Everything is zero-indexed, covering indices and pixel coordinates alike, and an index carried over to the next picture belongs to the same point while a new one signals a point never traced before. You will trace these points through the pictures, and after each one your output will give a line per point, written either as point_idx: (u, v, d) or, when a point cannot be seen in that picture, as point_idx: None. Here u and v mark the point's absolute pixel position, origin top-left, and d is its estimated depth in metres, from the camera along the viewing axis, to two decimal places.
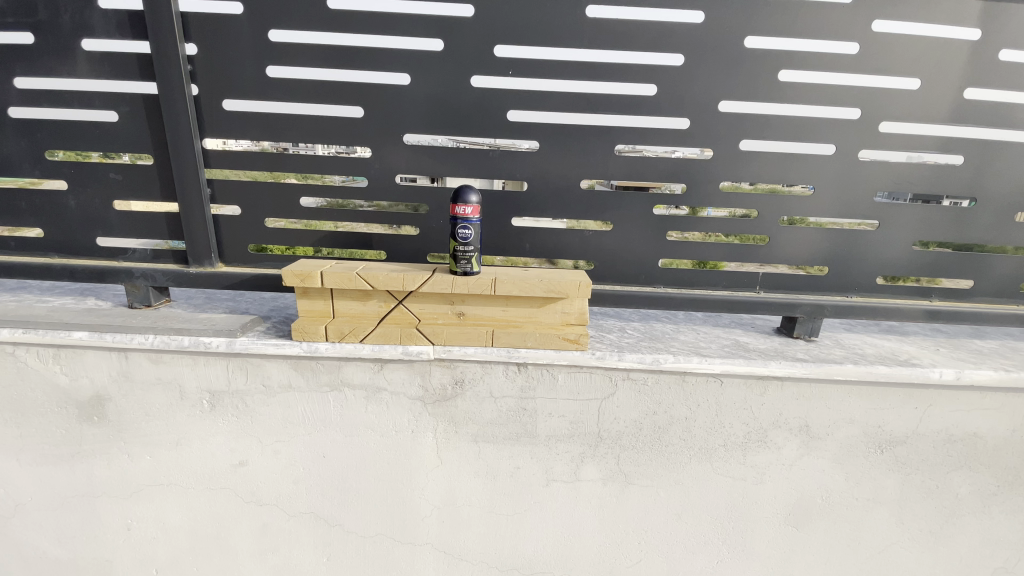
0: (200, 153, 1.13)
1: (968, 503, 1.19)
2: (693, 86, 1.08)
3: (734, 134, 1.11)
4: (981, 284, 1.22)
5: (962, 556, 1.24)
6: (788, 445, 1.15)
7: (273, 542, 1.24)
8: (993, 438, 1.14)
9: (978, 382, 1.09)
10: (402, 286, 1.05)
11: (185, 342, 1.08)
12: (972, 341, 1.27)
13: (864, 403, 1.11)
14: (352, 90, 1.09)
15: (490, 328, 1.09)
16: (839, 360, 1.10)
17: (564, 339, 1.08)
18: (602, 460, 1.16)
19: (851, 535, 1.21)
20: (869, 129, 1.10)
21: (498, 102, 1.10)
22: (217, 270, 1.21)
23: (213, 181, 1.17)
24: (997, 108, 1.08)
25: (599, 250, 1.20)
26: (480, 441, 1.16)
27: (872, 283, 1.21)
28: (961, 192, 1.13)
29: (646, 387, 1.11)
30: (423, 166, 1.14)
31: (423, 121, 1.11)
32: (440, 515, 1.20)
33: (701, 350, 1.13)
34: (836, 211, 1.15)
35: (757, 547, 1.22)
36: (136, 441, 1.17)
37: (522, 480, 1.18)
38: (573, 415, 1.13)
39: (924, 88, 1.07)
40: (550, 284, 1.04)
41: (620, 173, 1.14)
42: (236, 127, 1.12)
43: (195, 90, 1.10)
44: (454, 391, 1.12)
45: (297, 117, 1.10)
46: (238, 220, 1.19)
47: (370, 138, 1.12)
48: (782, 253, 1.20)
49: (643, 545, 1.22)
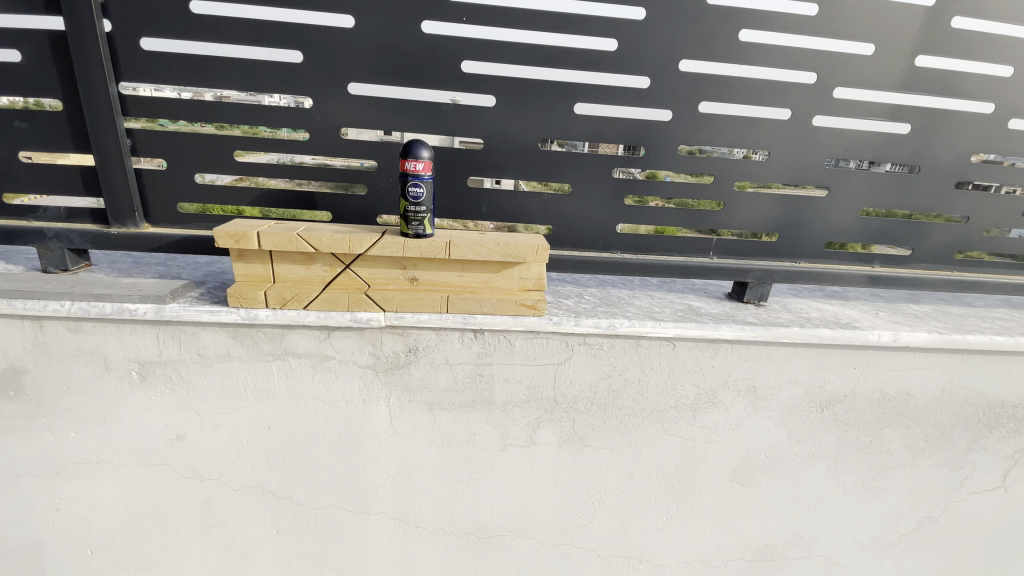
0: (116, 99, 1.01)
1: (897, 456, 1.28)
2: (655, 43, 1.04)
3: (695, 95, 1.08)
4: (920, 251, 1.27)
5: (889, 505, 1.33)
6: (736, 406, 1.18)
7: (218, 517, 1.19)
8: (922, 395, 1.22)
9: (913, 344, 1.14)
10: (349, 249, 0.99)
11: (107, 309, 0.98)
12: (908, 305, 1.34)
13: (808, 364, 1.15)
14: (291, 32, 0.99)
15: (445, 293, 1.05)
16: (786, 324, 1.13)
17: (521, 304, 1.05)
18: (557, 424, 1.16)
19: (791, 489, 1.28)
20: (824, 94, 1.10)
21: (452, 52, 1.03)
22: (143, 231, 1.11)
23: (133, 132, 1.05)
24: (943, 77, 1.10)
25: (556, 213, 1.17)
26: (435, 409, 1.13)
27: (821, 249, 1.24)
28: (907, 160, 1.16)
29: (601, 352, 1.11)
30: (371, 120, 1.06)
31: (370, 70, 1.03)
32: (395, 484, 1.18)
33: (655, 315, 1.13)
34: (791, 177, 1.16)
35: (704, 503, 1.27)
36: (59, 416, 1.07)
37: (478, 447, 1.17)
38: (529, 380, 1.12)
39: (879, 53, 1.08)
40: (507, 249, 1.01)
41: (579, 133, 1.10)
42: (159, 70, 1.00)
43: (107, 25, 0.98)
44: (407, 359, 1.09)
45: (230, 61, 1.00)
46: (165, 176, 1.09)
47: (312, 87, 1.03)
48: (737, 219, 1.20)
49: (597, 505, 1.25)
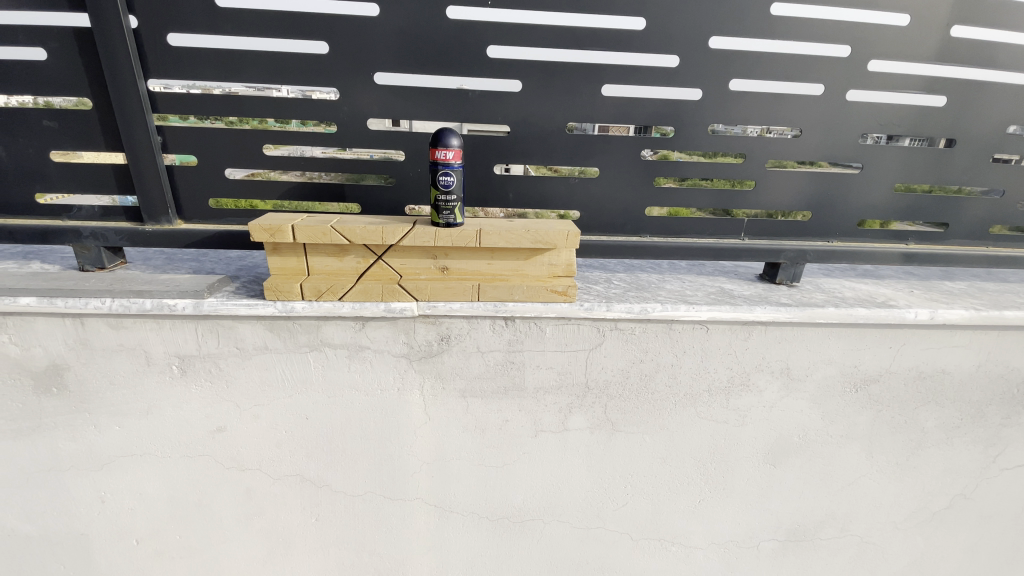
0: (146, 96, 1.02)
1: (932, 435, 1.27)
2: (683, 20, 1.02)
3: (724, 73, 1.06)
4: (955, 227, 1.24)
5: (923, 484, 1.32)
6: (769, 387, 1.17)
7: (259, 506, 1.22)
8: (958, 373, 1.20)
9: (950, 321, 1.12)
10: (381, 240, 0.99)
11: (147, 306, 1.00)
12: (943, 282, 1.31)
13: (843, 344, 1.14)
14: (315, 23, 0.99)
15: (476, 282, 1.05)
16: (821, 304, 1.12)
17: (552, 291, 1.06)
18: (589, 409, 1.17)
19: (823, 470, 1.27)
20: (857, 68, 1.07)
21: (476, 37, 1.02)
22: (176, 227, 1.12)
23: (163, 128, 1.06)
24: (981, 47, 1.07)
25: (584, 198, 1.16)
26: (469, 396, 1.14)
27: (853, 227, 1.22)
28: (943, 134, 1.14)
29: (634, 337, 1.10)
30: (397, 109, 1.06)
31: (395, 59, 1.02)
32: (429, 471, 1.20)
33: (687, 298, 1.12)
34: (823, 154, 1.14)
35: (736, 486, 1.27)
36: (103, 411, 1.10)
37: (511, 433, 1.18)
38: (561, 366, 1.12)
39: (915, 24, 1.04)
40: (538, 236, 1.01)
41: (606, 115, 1.08)
42: (185, 66, 1.01)
43: (133, 21, 0.98)
44: (440, 347, 1.09)
45: (255, 53, 1.00)
46: (196, 171, 1.10)
47: (337, 77, 1.03)
48: (767, 199, 1.18)
49: (629, 489, 1.25)
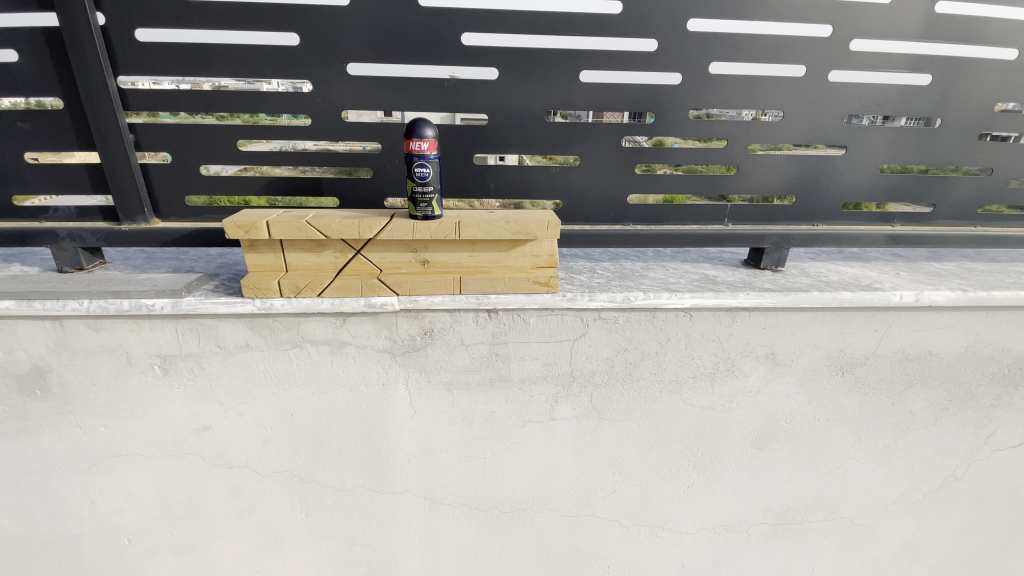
0: (115, 93, 1.00)
1: (920, 417, 1.27)
2: (661, 3, 1.00)
3: (705, 56, 1.04)
4: (942, 207, 1.23)
5: (912, 465, 1.33)
6: (755, 373, 1.17)
7: (248, 502, 1.22)
8: (945, 355, 1.20)
9: (936, 303, 1.12)
10: (358, 234, 0.98)
11: (126, 306, 0.99)
12: (930, 264, 1.30)
13: (828, 328, 1.14)
14: (285, 14, 0.97)
15: (457, 275, 1.04)
16: (805, 288, 1.11)
17: (534, 282, 1.05)
18: (576, 398, 1.17)
19: (812, 453, 1.28)
20: (840, 48, 1.05)
21: (450, 25, 1.00)
22: (154, 226, 1.11)
23: (135, 126, 1.04)
24: (966, 23, 1.05)
25: (565, 187, 1.15)
26: (454, 389, 1.14)
27: (838, 210, 1.21)
28: (929, 113, 1.12)
29: (617, 326, 1.10)
30: (372, 100, 1.04)
31: (368, 49, 1.00)
32: (418, 463, 1.20)
33: (671, 286, 1.11)
34: (807, 137, 1.12)
35: (724, 471, 1.28)
36: (88, 412, 1.10)
37: (498, 424, 1.18)
38: (546, 357, 1.12)
39: (897, 1, 1.03)
40: (517, 226, 1.00)
41: (586, 102, 1.07)
42: (155, 62, 0.99)
43: (100, 18, 0.96)
44: (423, 341, 1.09)
45: (225, 47, 0.98)
46: (171, 169, 1.08)
47: (310, 70, 1.01)
48: (751, 183, 1.17)
49: (618, 477, 1.26)
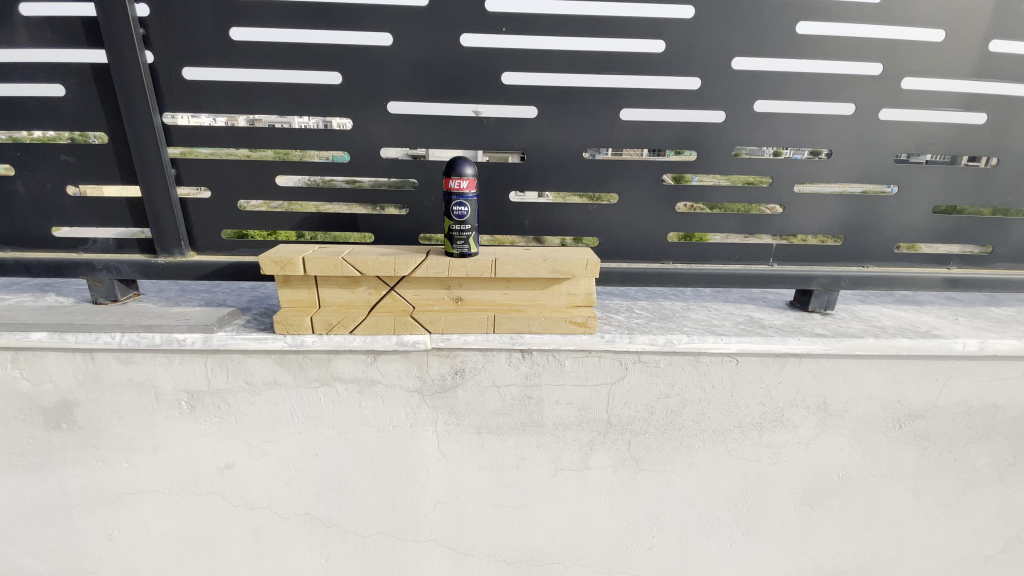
0: (160, 128, 1.01)
1: (985, 475, 1.17)
2: (705, 41, 0.98)
3: (749, 93, 1.02)
4: (1001, 249, 1.17)
5: (976, 527, 1.22)
6: (806, 424, 1.10)
7: (267, 546, 1.17)
8: (1011, 408, 1.11)
9: (1001, 352, 1.04)
10: (394, 271, 0.96)
11: (157, 340, 0.98)
12: (989, 309, 1.23)
13: (884, 377, 1.07)
14: (329, 54, 0.98)
15: (491, 313, 1.01)
16: (859, 334, 1.05)
17: (570, 322, 1.01)
18: (612, 446, 1.11)
19: (866, 511, 1.18)
20: (890, 86, 1.02)
21: (491, 64, 0.99)
22: (188, 259, 1.11)
23: (177, 161, 1.05)
24: (1022, 61, 1.01)
25: (603, 225, 1.12)
26: (484, 432, 1.09)
27: (889, 252, 1.15)
28: (984, 152, 1.07)
29: (658, 369, 1.05)
30: (410, 137, 1.04)
31: (409, 87, 1.01)
32: (443, 510, 1.14)
33: (715, 328, 1.06)
34: (855, 177, 1.08)
35: (771, 528, 1.19)
36: (112, 447, 1.08)
37: (529, 472, 1.12)
38: (581, 401, 1.07)
39: (949, 40, 1.00)
40: (555, 265, 0.97)
41: (626, 140, 1.05)
42: (200, 99, 1.00)
43: (149, 56, 0.98)
44: (454, 381, 1.05)
45: (269, 85, 0.99)
46: (209, 203, 1.09)
47: (351, 108, 1.02)
48: (797, 223, 1.12)
49: (655, 531, 1.18)
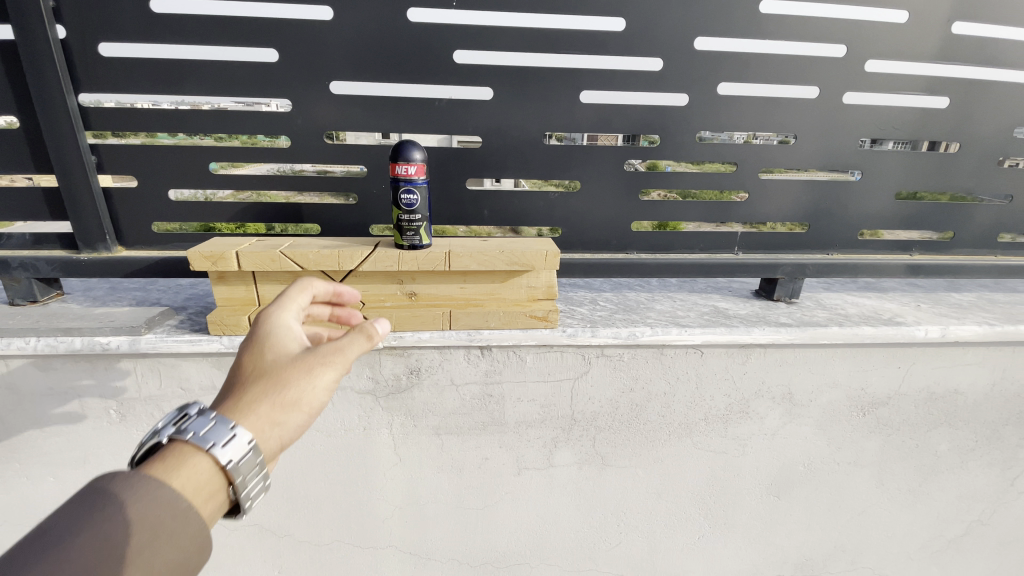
0: (77, 111, 0.91)
1: (945, 460, 1.17)
2: (668, 19, 0.94)
3: (713, 75, 0.98)
4: (962, 235, 1.16)
5: (937, 511, 1.23)
6: (771, 414, 1.08)
7: (214, 559, 1.10)
8: (971, 393, 1.12)
9: (962, 338, 1.04)
10: (338, 266, 0.89)
11: (77, 345, 0.89)
12: (950, 295, 1.23)
13: (848, 366, 1.05)
14: (263, 29, 0.90)
15: (447, 309, 0.95)
16: (824, 323, 1.03)
17: (531, 316, 0.96)
18: (576, 443, 1.07)
19: (831, 500, 1.18)
20: (854, 69, 0.99)
21: (442, 41, 0.93)
22: (115, 254, 1.02)
23: (98, 147, 0.95)
24: (984, 44, 1.00)
25: (565, 214, 1.07)
26: (442, 434, 1.03)
27: (853, 239, 1.14)
28: (945, 136, 1.06)
29: (622, 363, 1.01)
30: (356, 121, 0.96)
31: (353, 66, 0.93)
32: (402, 515, 1.09)
33: (679, 320, 1.03)
34: (820, 163, 1.05)
35: (738, 520, 1.18)
36: (34, 461, 0.99)
37: (491, 473, 1.08)
38: (544, 398, 1.03)
39: (913, 21, 0.97)
40: (512, 256, 0.92)
41: (586, 124, 1.00)
42: (121, 78, 0.91)
43: (61, 31, 0.88)
44: (409, 382, 0.99)
45: (198, 64, 0.91)
46: (136, 194, 1.00)
47: (289, 88, 0.94)
48: (762, 210, 1.09)
49: (622, 527, 1.15)
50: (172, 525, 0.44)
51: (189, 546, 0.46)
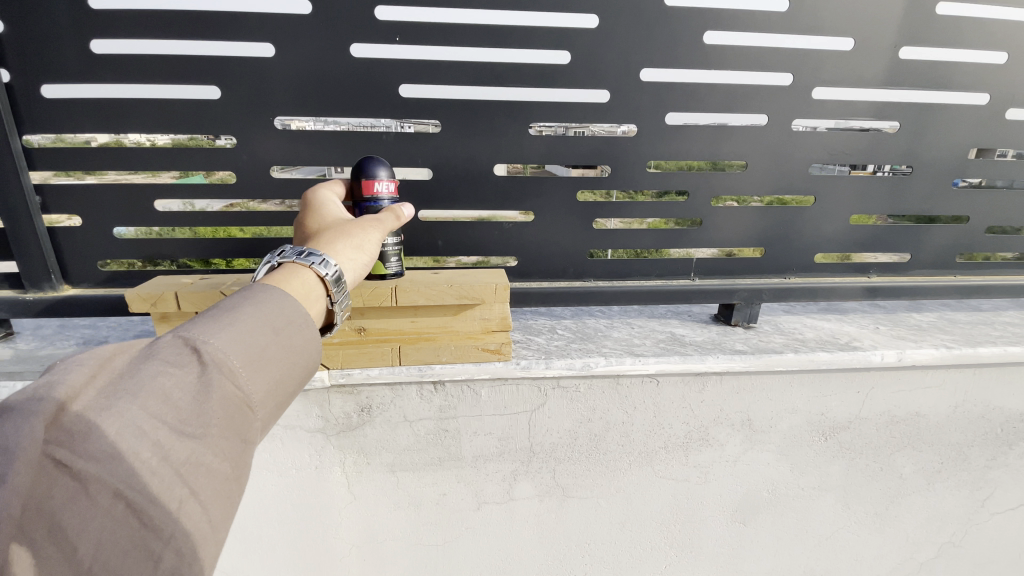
0: (20, 152, 0.90)
1: (912, 482, 1.17)
2: (613, 50, 0.94)
3: (661, 104, 0.98)
4: (920, 256, 1.17)
5: (906, 534, 1.22)
6: (732, 442, 1.07)
7: None
8: (932, 415, 1.11)
9: (919, 362, 1.04)
10: None
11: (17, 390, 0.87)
12: (911, 315, 1.23)
13: (806, 391, 1.05)
14: (205, 66, 0.89)
15: (396, 344, 0.94)
16: (779, 349, 1.03)
17: (483, 350, 0.95)
18: (536, 476, 1.05)
19: (797, 525, 1.17)
20: (803, 96, 1.00)
21: (387, 76, 0.92)
22: (61, 293, 1.00)
23: (43, 187, 0.94)
24: (930, 69, 1.01)
25: (520, 243, 1.07)
26: (398, 470, 1.02)
27: (810, 262, 1.14)
28: (896, 161, 1.07)
29: (578, 395, 1.00)
30: (303, 156, 0.96)
31: (297, 102, 0.93)
32: (360, 553, 1.07)
33: (635, 349, 1.02)
34: (772, 189, 1.06)
35: (704, 548, 1.16)
36: None
37: (450, 508, 1.06)
38: (501, 431, 1.01)
39: (858, 48, 0.98)
40: (462, 290, 0.91)
41: (536, 155, 1.00)
42: (62, 118, 0.90)
43: (4, 74, 0.87)
44: (361, 419, 0.97)
45: (139, 102, 0.90)
46: (81, 232, 0.98)
47: (233, 125, 0.93)
48: (718, 237, 1.09)
49: (586, 559, 1.14)
50: (241, 368, 0.43)
51: (238, 409, 0.43)
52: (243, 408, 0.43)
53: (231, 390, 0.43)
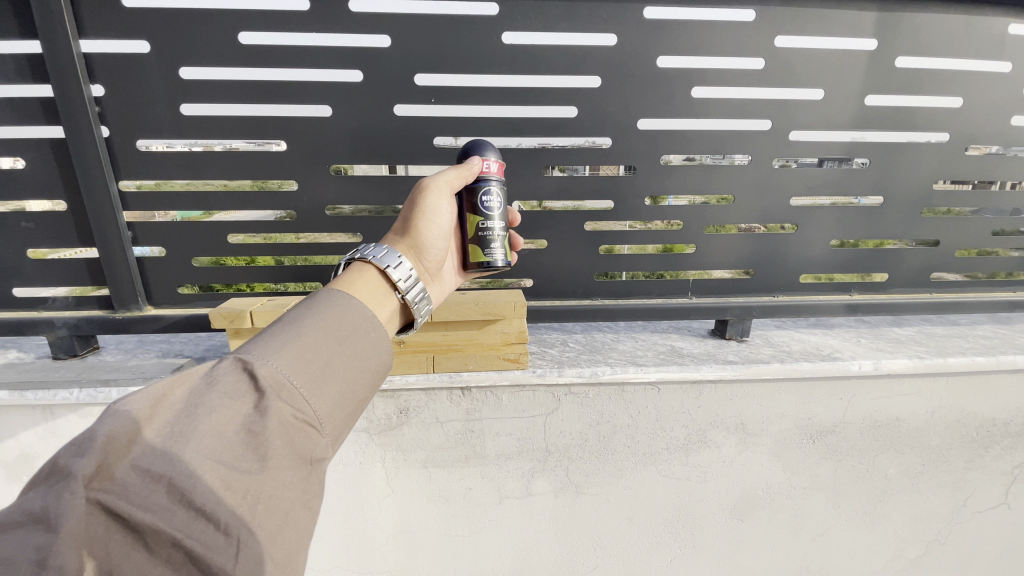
0: (116, 195, 1.08)
1: (897, 482, 1.27)
2: (614, 104, 1.11)
3: (656, 148, 1.14)
4: (897, 276, 1.30)
5: (895, 532, 1.32)
6: (727, 443, 1.20)
7: None
8: (911, 420, 1.23)
9: (895, 371, 1.16)
10: None
11: (114, 394, 1.04)
12: (891, 330, 1.36)
13: (793, 397, 1.17)
14: (274, 124, 1.07)
15: (431, 354, 1.09)
16: (767, 360, 1.16)
17: (504, 359, 1.10)
18: (551, 473, 1.19)
19: (791, 522, 1.28)
20: (781, 139, 1.15)
21: (423, 129, 1.10)
22: (145, 312, 1.17)
23: (134, 224, 1.13)
24: (894, 113, 1.16)
25: (535, 267, 1.22)
26: (430, 466, 1.16)
27: (795, 282, 1.28)
28: (868, 193, 1.21)
29: (588, 400, 1.14)
30: (352, 196, 1.14)
31: (348, 152, 1.10)
32: (396, 542, 1.21)
33: (637, 359, 1.16)
34: (757, 218, 1.20)
35: (706, 542, 1.28)
36: None
37: (475, 502, 1.19)
38: (520, 432, 1.15)
39: (828, 97, 1.14)
40: (486, 307, 1.07)
41: (549, 192, 1.16)
42: (156, 167, 1.09)
43: (106, 131, 1.06)
44: (399, 420, 1.12)
45: (220, 155, 1.09)
46: (164, 261, 1.16)
47: (295, 171, 1.11)
48: (710, 260, 1.24)
49: (598, 551, 1.26)
50: (294, 393, 0.54)
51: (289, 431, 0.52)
52: (296, 428, 0.53)
53: (288, 414, 0.53)
